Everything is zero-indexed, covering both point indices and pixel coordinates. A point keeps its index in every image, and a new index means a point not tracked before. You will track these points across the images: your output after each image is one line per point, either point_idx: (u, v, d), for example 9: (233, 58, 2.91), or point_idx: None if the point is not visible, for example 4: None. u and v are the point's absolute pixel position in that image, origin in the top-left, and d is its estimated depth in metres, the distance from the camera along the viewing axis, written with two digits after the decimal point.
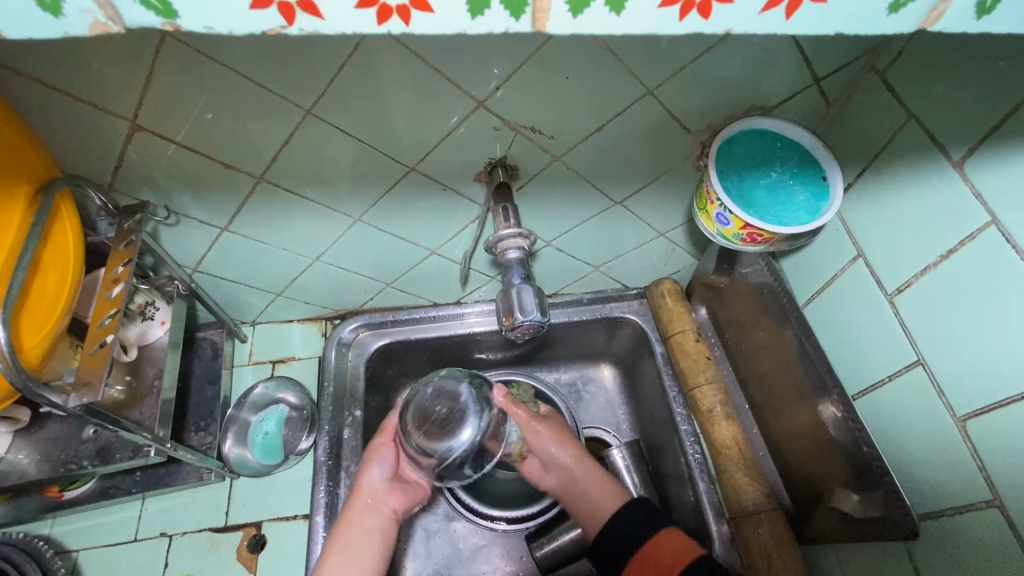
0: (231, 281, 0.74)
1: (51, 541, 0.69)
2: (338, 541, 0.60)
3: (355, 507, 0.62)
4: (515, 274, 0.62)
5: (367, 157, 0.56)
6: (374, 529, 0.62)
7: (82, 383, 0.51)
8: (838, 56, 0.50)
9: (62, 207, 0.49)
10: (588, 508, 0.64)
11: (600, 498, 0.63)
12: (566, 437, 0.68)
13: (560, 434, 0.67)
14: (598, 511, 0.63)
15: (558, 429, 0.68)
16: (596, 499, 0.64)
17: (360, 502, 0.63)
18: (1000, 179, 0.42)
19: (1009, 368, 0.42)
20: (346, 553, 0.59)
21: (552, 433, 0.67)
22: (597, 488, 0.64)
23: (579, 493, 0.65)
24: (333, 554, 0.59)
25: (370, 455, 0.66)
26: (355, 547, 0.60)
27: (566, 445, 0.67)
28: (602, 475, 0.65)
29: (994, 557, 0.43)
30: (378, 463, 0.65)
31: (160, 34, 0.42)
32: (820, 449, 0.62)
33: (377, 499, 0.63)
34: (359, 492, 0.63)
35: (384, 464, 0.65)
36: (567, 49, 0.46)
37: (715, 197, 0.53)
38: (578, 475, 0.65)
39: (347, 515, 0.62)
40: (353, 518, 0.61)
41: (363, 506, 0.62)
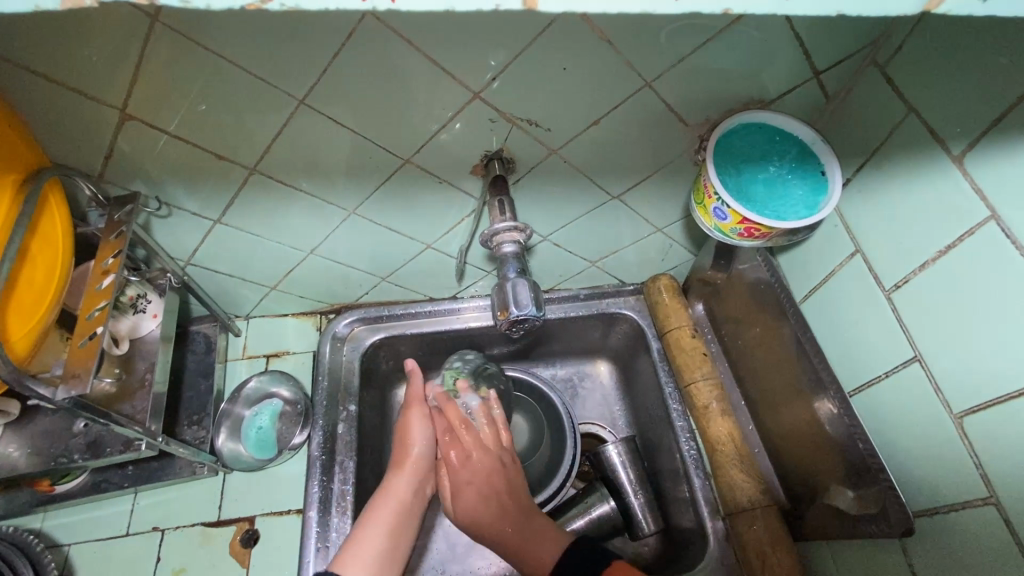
0: (225, 274, 0.73)
1: (42, 534, 0.69)
2: (376, 511, 0.61)
3: (402, 485, 0.64)
4: (510, 268, 0.61)
5: (361, 149, 0.56)
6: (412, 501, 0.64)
7: (71, 375, 0.50)
8: (838, 49, 0.50)
9: (50, 197, 0.49)
10: (529, 555, 0.58)
11: (539, 545, 0.59)
12: (500, 461, 0.66)
13: (478, 451, 0.66)
14: (539, 560, 0.58)
15: (480, 452, 0.66)
16: (528, 547, 0.59)
17: (407, 473, 0.65)
18: (1000, 175, 0.41)
19: (1006, 366, 0.42)
20: (385, 523, 0.61)
21: (474, 453, 0.66)
22: (530, 536, 0.59)
23: (517, 548, 0.59)
24: (372, 521, 0.60)
25: (411, 425, 0.68)
26: (393, 518, 0.61)
27: (495, 472, 0.64)
28: (532, 516, 0.61)
29: (989, 554, 0.43)
30: (423, 432, 0.68)
31: (150, 21, 0.41)
32: (815, 446, 0.61)
33: (420, 470, 0.66)
34: (404, 460, 0.66)
35: (426, 438, 0.68)
36: (564, 40, 0.46)
37: (712, 192, 0.53)
38: (501, 517, 0.61)
39: (393, 492, 0.63)
40: (396, 488, 0.64)
41: (408, 477, 0.65)
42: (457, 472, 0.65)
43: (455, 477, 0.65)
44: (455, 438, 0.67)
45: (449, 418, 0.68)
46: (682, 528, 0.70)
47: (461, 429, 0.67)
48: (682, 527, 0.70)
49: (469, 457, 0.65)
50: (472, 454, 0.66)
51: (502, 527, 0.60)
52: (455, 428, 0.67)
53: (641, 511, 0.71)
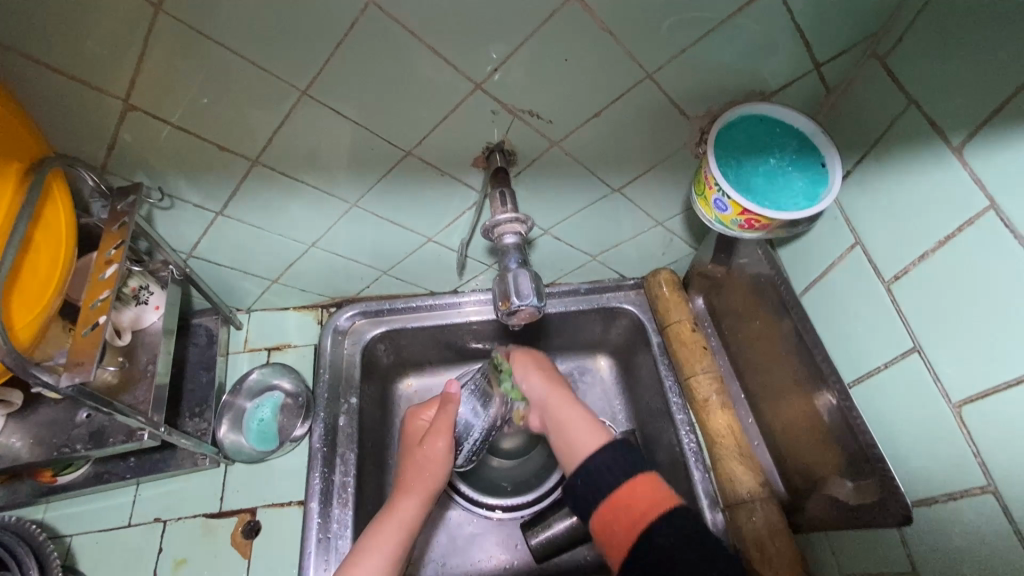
0: (227, 267, 0.73)
1: (45, 525, 0.69)
2: (378, 537, 0.59)
3: (407, 512, 0.62)
4: (512, 259, 0.61)
5: (363, 141, 0.56)
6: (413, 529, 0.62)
7: (75, 363, 0.51)
8: (838, 41, 0.50)
9: (53, 186, 0.49)
10: (574, 439, 0.63)
11: (585, 434, 0.63)
12: (552, 374, 0.72)
13: (538, 366, 0.72)
14: (579, 447, 0.62)
15: (543, 369, 0.72)
16: (580, 445, 0.63)
17: (415, 498, 0.63)
18: (999, 165, 0.41)
19: (1005, 355, 0.42)
20: (387, 551, 0.59)
21: (538, 370, 0.72)
22: (578, 426, 0.64)
23: (564, 429, 0.65)
24: (376, 548, 0.59)
25: (436, 449, 0.66)
26: (393, 545, 0.59)
27: (553, 378, 0.71)
28: (583, 415, 0.66)
29: (987, 542, 0.43)
30: (444, 453, 0.66)
31: (153, 10, 0.41)
32: (814, 438, 0.62)
33: (428, 498, 0.64)
34: (416, 484, 0.64)
35: (444, 462, 0.66)
36: (566, 31, 0.46)
37: (713, 183, 0.53)
38: (558, 404, 0.68)
39: (399, 518, 0.61)
40: (405, 514, 0.62)
41: (416, 503, 0.63)
42: (526, 380, 0.71)
43: (523, 376, 0.72)
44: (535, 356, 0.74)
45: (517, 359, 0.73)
46: None
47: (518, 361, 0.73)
48: None
49: (527, 373, 0.72)
50: (539, 367, 0.72)
51: (560, 413, 0.67)
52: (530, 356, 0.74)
53: None
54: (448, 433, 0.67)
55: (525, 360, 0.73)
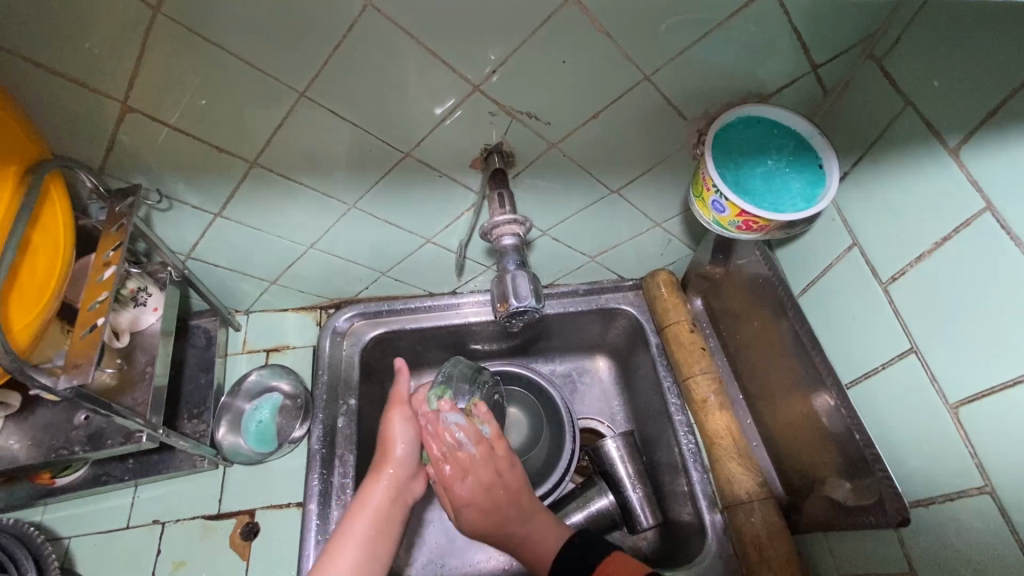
0: (225, 268, 0.73)
1: (43, 527, 0.69)
2: (352, 520, 0.61)
3: (381, 490, 0.63)
4: (510, 261, 0.61)
5: (361, 143, 0.56)
6: (390, 511, 0.63)
7: (73, 366, 0.51)
8: (836, 42, 0.50)
9: (51, 188, 0.49)
10: (530, 560, 0.62)
11: (543, 539, 0.62)
12: (499, 470, 0.65)
13: (475, 472, 0.64)
14: (543, 557, 0.61)
15: (478, 465, 0.65)
16: (536, 540, 0.62)
17: (381, 480, 0.64)
18: (995, 167, 0.42)
19: (1002, 356, 0.42)
20: (361, 532, 0.60)
21: (475, 472, 0.65)
22: (536, 531, 0.63)
23: (533, 549, 0.62)
24: (350, 530, 0.60)
25: (389, 429, 0.67)
26: (370, 526, 0.61)
27: (491, 482, 0.64)
28: (539, 518, 0.63)
29: (984, 542, 0.43)
30: (403, 434, 0.67)
31: (151, 12, 0.41)
32: (813, 439, 0.62)
33: (395, 476, 0.65)
34: (382, 465, 0.65)
35: (407, 441, 0.67)
36: (563, 33, 0.46)
37: (711, 185, 0.53)
38: (510, 518, 0.63)
39: (367, 496, 0.63)
40: (374, 494, 0.63)
41: (383, 486, 0.64)
42: (458, 484, 0.65)
43: (450, 480, 0.65)
44: (456, 456, 0.65)
45: (443, 424, 0.67)
46: (680, 521, 0.71)
47: (450, 453, 0.66)
48: (681, 520, 0.71)
49: (469, 469, 0.65)
50: (472, 471, 0.65)
51: (514, 527, 0.63)
52: (449, 448, 0.66)
53: (641, 504, 0.72)
54: (403, 409, 0.68)
55: (445, 460, 0.66)
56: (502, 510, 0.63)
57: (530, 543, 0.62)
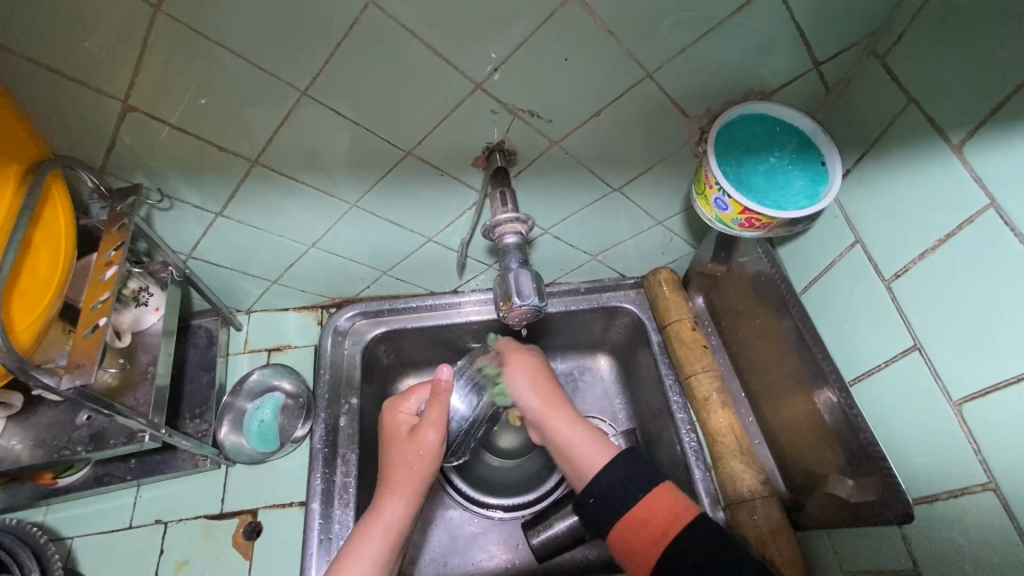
0: (226, 268, 0.73)
1: (45, 528, 0.69)
2: (366, 540, 0.59)
3: (395, 512, 0.60)
4: (512, 259, 0.61)
5: (363, 141, 0.56)
6: (403, 529, 0.61)
7: (75, 366, 0.50)
8: (837, 40, 0.50)
9: (52, 188, 0.49)
10: (574, 463, 0.62)
11: (589, 449, 0.61)
12: (545, 376, 0.69)
13: (528, 371, 0.69)
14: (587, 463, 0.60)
15: (535, 365, 0.70)
16: (589, 454, 0.61)
17: (399, 498, 0.61)
18: (999, 163, 0.42)
19: (1006, 353, 0.42)
20: (374, 551, 0.58)
21: (531, 377, 0.68)
22: (583, 441, 0.62)
23: (570, 444, 0.62)
24: (365, 546, 0.58)
25: (418, 442, 0.62)
26: (381, 544, 0.59)
27: (542, 383, 0.68)
28: (586, 426, 0.64)
29: (988, 539, 0.43)
30: (432, 449, 0.62)
31: (152, 11, 0.41)
32: (815, 436, 0.62)
33: (416, 496, 0.62)
34: (403, 481, 0.62)
35: (434, 455, 0.63)
36: (566, 30, 0.46)
37: (714, 182, 0.53)
38: (554, 411, 0.65)
39: (382, 517, 0.60)
40: (389, 514, 0.60)
41: (400, 504, 0.61)
42: (517, 381, 0.68)
43: (519, 383, 0.68)
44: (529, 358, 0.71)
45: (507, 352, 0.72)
46: None
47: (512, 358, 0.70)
48: None
49: (522, 371, 0.69)
50: (533, 374, 0.69)
51: (558, 416, 0.65)
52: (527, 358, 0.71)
53: None
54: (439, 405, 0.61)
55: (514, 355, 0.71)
56: (548, 410, 0.65)
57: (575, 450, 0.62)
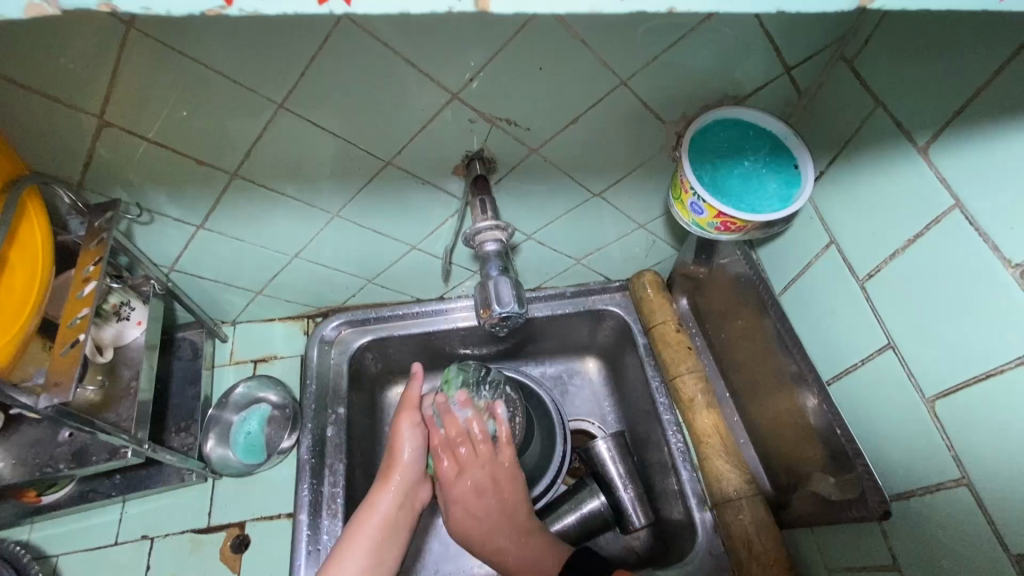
0: (209, 280, 0.73)
1: (30, 546, 0.68)
2: (358, 529, 0.63)
3: (381, 499, 0.66)
4: (493, 267, 0.62)
5: (343, 152, 0.56)
6: (394, 515, 0.65)
7: (53, 384, 0.50)
8: (808, 45, 0.51)
9: (29, 205, 0.49)
10: (520, 569, 0.66)
11: (537, 555, 0.66)
12: (506, 481, 0.70)
13: (477, 476, 0.70)
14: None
15: (484, 468, 0.70)
16: (512, 552, 0.67)
17: (389, 489, 0.67)
18: (962, 166, 0.42)
19: (977, 350, 0.43)
20: (367, 537, 0.62)
21: (471, 481, 0.70)
22: (529, 548, 0.66)
23: (530, 572, 0.65)
24: (357, 537, 0.62)
25: (398, 435, 0.71)
26: (376, 535, 0.63)
27: (503, 492, 0.70)
28: (534, 534, 0.67)
29: (962, 533, 0.44)
30: (411, 441, 0.70)
31: (125, 28, 0.41)
32: (798, 434, 0.63)
33: (404, 486, 0.68)
34: (388, 476, 0.68)
35: (412, 437, 0.71)
36: (538, 41, 0.46)
37: (689, 187, 0.54)
38: (507, 547, 0.67)
39: (370, 505, 0.65)
40: (376, 505, 0.65)
41: (391, 493, 0.67)
42: (457, 479, 0.71)
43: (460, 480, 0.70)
44: (467, 445, 0.71)
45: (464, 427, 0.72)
46: (671, 520, 0.71)
47: (462, 442, 0.71)
48: (670, 517, 0.71)
49: (470, 476, 0.70)
50: (468, 469, 0.71)
51: (503, 540, 0.67)
52: (454, 441, 0.72)
53: (632, 504, 0.72)
54: (413, 417, 0.71)
55: (456, 448, 0.71)
56: (492, 515, 0.69)
57: (535, 562, 0.66)
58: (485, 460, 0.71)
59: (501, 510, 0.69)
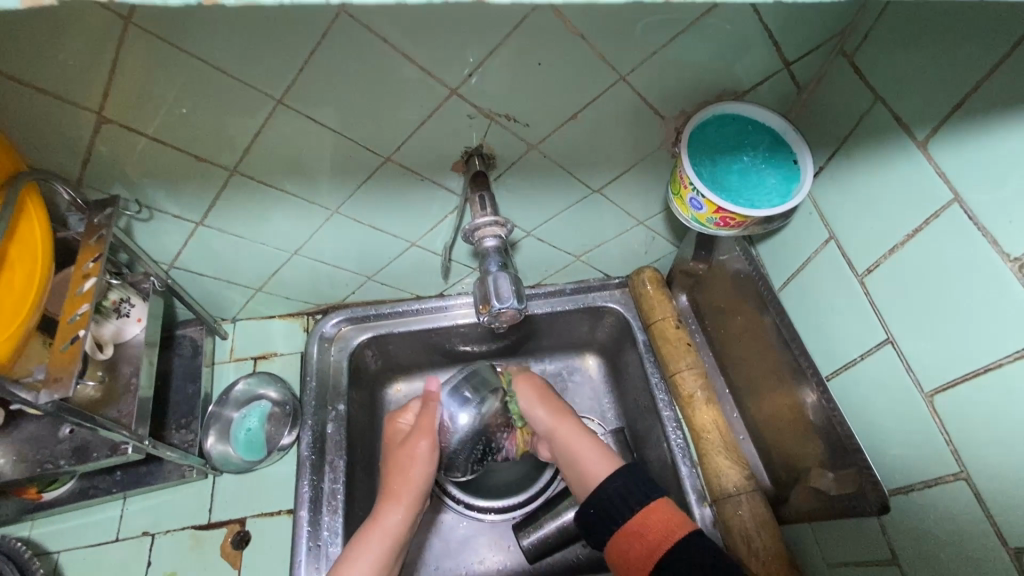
0: (209, 276, 0.73)
1: (31, 542, 0.69)
2: (361, 547, 0.59)
3: (385, 517, 0.62)
4: (492, 262, 0.62)
5: (342, 148, 0.56)
6: (402, 535, 0.62)
7: (53, 380, 0.50)
8: (807, 39, 0.51)
9: (28, 201, 0.49)
10: (584, 466, 0.62)
11: (588, 457, 0.63)
12: (557, 401, 0.70)
13: (535, 386, 0.70)
14: (589, 476, 0.62)
15: (544, 381, 0.72)
16: (563, 438, 0.65)
17: (399, 507, 0.62)
18: (962, 160, 0.42)
19: (976, 344, 0.43)
20: (371, 558, 0.59)
21: (539, 393, 0.70)
22: (583, 448, 0.63)
23: (574, 458, 0.63)
24: (360, 556, 0.59)
25: (410, 451, 0.65)
26: (379, 559, 0.59)
27: (555, 406, 0.69)
28: (592, 438, 0.64)
29: (961, 527, 0.44)
30: (426, 458, 0.64)
31: (123, 23, 0.41)
32: (797, 430, 0.63)
33: (414, 504, 0.63)
34: (400, 491, 0.63)
35: (428, 458, 0.64)
36: (538, 36, 0.46)
37: (688, 183, 0.54)
38: (562, 433, 0.66)
39: (375, 523, 0.61)
40: (386, 522, 0.61)
41: (400, 512, 0.62)
42: (518, 395, 0.70)
43: (520, 388, 0.70)
44: (528, 373, 0.73)
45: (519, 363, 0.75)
46: None
47: (523, 371, 0.73)
48: None
49: (529, 385, 0.70)
50: (530, 390, 0.70)
51: (562, 431, 0.66)
52: (514, 373, 0.73)
53: None
54: (433, 442, 0.65)
55: (524, 373, 0.72)
56: (555, 423, 0.67)
57: (579, 459, 0.63)
58: (536, 381, 0.71)
59: (553, 413, 0.68)
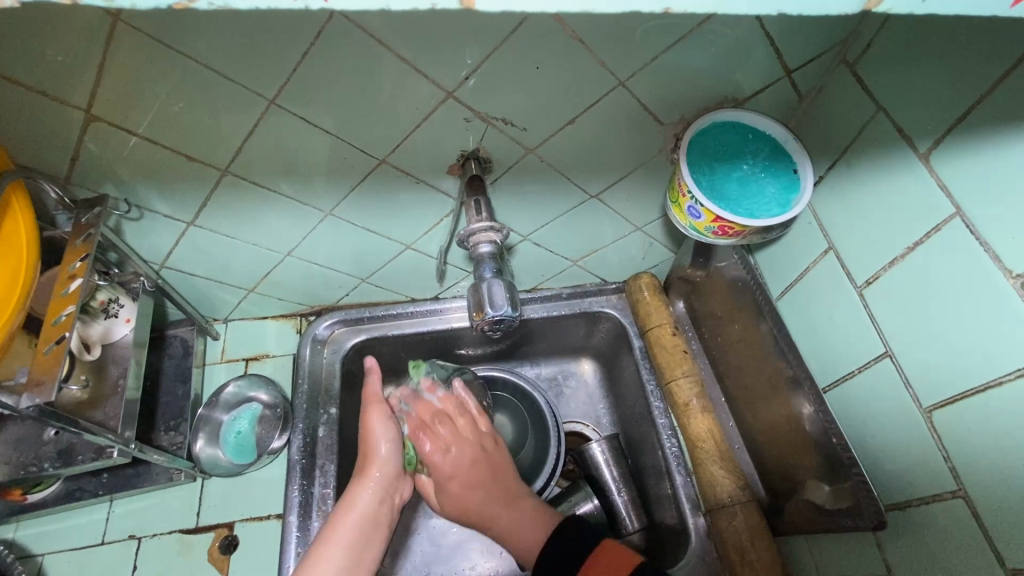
0: (201, 277, 0.72)
1: (15, 545, 0.68)
2: (337, 532, 0.58)
3: (360, 497, 0.61)
4: (487, 269, 0.61)
5: (334, 149, 0.55)
6: (376, 516, 0.61)
7: (35, 383, 0.49)
8: (809, 47, 0.50)
9: (12, 200, 0.48)
10: (519, 540, 0.60)
11: (525, 531, 0.61)
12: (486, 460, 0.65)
13: (462, 460, 0.65)
14: (525, 547, 0.60)
15: (469, 451, 0.65)
16: (503, 517, 0.62)
17: (371, 487, 0.62)
18: (963, 174, 0.42)
19: (975, 361, 0.42)
20: (345, 537, 0.58)
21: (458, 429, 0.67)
22: (519, 520, 0.61)
23: (510, 533, 0.61)
24: (336, 538, 0.58)
25: (371, 430, 0.65)
26: (355, 537, 0.59)
27: (484, 471, 0.64)
28: (521, 500, 0.63)
29: (957, 545, 0.44)
30: (386, 433, 0.65)
31: (112, 20, 0.40)
32: (792, 441, 0.62)
33: (385, 484, 0.63)
34: (370, 472, 0.63)
35: (393, 439, 0.65)
36: (534, 40, 0.45)
37: (686, 191, 0.53)
38: (495, 511, 0.62)
39: (348, 504, 0.61)
40: (360, 503, 0.60)
41: (374, 490, 0.62)
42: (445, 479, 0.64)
43: (441, 469, 0.64)
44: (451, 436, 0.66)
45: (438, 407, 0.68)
46: (665, 524, 0.70)
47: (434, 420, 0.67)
48: (662, 522, 0.71)
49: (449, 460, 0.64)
50: (451, 466, 0.64)
51: (498, 514, 0.62)
52: (430, 422, 0.67)
53: (625, 508, 0.72)
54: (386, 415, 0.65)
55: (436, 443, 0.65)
56: (492, 507, 0.62)
57: (511, 531, 0.61)
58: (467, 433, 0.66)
59: (483, 484, 0.63)
